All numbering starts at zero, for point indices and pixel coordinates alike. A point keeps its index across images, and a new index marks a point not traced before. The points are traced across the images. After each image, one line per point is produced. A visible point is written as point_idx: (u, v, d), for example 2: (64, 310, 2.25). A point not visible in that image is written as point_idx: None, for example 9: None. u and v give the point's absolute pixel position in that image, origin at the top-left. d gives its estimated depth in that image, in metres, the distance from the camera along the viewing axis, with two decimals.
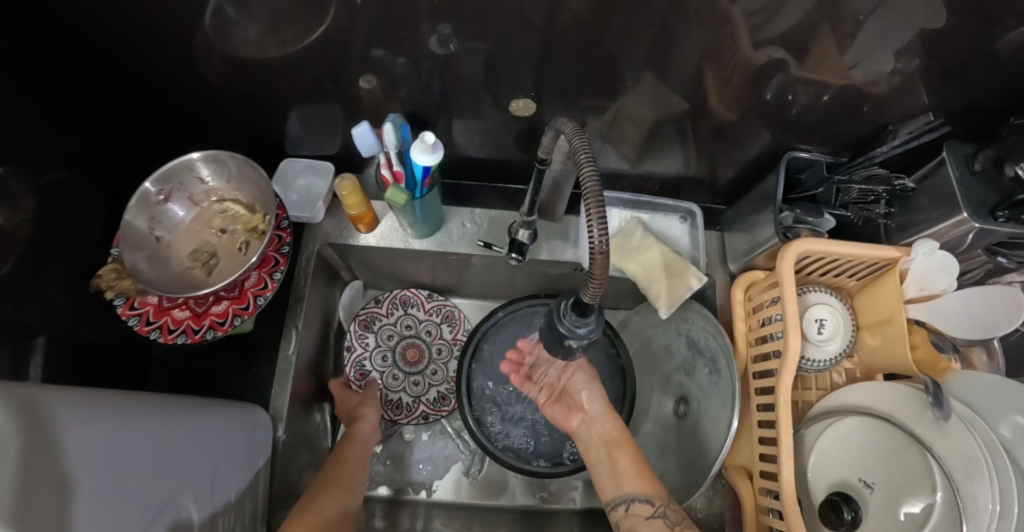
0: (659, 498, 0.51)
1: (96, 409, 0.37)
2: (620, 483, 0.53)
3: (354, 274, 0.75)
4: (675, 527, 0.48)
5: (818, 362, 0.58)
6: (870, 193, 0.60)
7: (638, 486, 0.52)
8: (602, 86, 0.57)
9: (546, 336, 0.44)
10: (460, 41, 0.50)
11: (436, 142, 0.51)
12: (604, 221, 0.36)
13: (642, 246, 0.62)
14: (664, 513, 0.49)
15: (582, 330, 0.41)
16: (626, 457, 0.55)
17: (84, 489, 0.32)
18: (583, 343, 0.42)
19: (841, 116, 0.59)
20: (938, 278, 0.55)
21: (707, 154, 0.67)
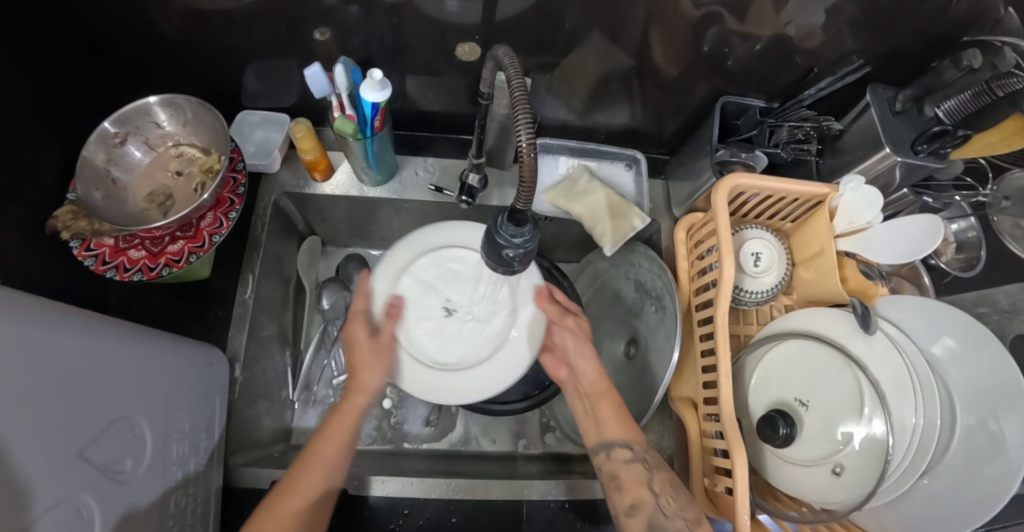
0: (640, 444, 0.53)
1: (49, 319, 0.39)
2: (601, 429, 0.54)
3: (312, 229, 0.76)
4: (651, 472, 0.51)
5: (756, 295, 0.60)
6: (800, 131, 0.63)
7: (620, 434, 0.53)
8: (550, 37, 0.59)
9: (488, 253, 0.47)
10: None
11: (384, 80, 0.54)
12: (534, 131, 0.37)
13: (587, 189, 0.63)
14: (643, 458, 0.52)
15: (517, 241, 0.44)
16: (607, 405, 0.56)
17: (23, 386, 0.34)
18: (520, 254, 0.45)
19: (773, 65, 0.62)
20: (864, 212, 0.58)
21: (653, 106, 0.70)
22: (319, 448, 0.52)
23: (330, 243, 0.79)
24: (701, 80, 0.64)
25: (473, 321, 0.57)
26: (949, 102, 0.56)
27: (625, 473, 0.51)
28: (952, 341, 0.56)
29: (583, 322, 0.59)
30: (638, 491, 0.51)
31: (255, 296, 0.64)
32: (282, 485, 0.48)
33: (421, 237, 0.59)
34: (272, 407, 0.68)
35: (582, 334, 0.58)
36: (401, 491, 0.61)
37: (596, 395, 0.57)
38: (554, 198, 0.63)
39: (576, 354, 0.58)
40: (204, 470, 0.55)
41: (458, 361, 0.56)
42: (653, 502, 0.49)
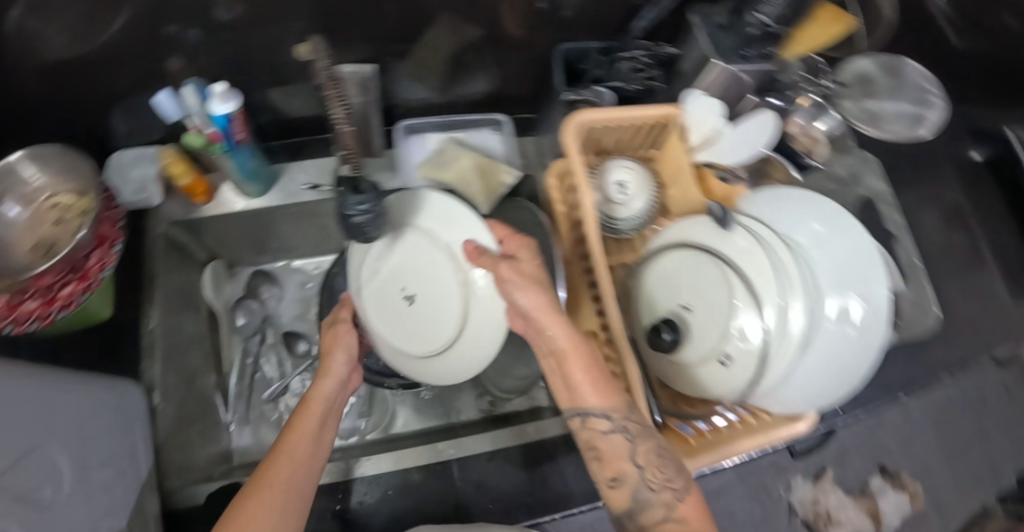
0: (620, 411, 0.47)
1: None
2: (576, 397, 0.48)
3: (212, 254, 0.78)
4: (634, 446, 0.47)
5: (629, 221, 0.63)
6: (637, 62, 0.65)
7: (598, 401, 0.47)
8: (386, 24, 0.62)
9: (343, 226, 0.52)
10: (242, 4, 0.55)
11: (229, 90, 0.57)
12: (342, 100, 0.43)
13: (454, 157, 0.66)
14: (623, 428, 0.47)
15: (363, 206, 0.49)
16: (577, 363, 0.47)
17: None
18: (369, 218, 0.50)
19: (605, 9, 0.66)
20: (709, 120, 0.62)
21: (507, 71, 0.74)
22: (307, 406, 0.52)
23: (236, 265, 0.81)
24: (543, 37, 0.68)
25: (440, 311, 0.59)
26: (765, 6, 0.59)
27: (605, 444, 0.48)
28: (817, 225, 0.58)
29: (533, 265, 0.50)
30: (619, 464, 0.48)
31: (161, 325, 0.66)
32: (252, 485, 0.44)
33: (355, 260, 0.61)
34: (203, 430, 0.70)
35: (532, 279, 0.48)
36: (348, 473, 0.61)
37: (559, 353, 0.47)
38: (427, 171, 0.65)
39: (524, 302, 0.47)
40: (136, 497, 0.56)
41: (440, 339, 0.58)
42: (635, 469, 0.47)
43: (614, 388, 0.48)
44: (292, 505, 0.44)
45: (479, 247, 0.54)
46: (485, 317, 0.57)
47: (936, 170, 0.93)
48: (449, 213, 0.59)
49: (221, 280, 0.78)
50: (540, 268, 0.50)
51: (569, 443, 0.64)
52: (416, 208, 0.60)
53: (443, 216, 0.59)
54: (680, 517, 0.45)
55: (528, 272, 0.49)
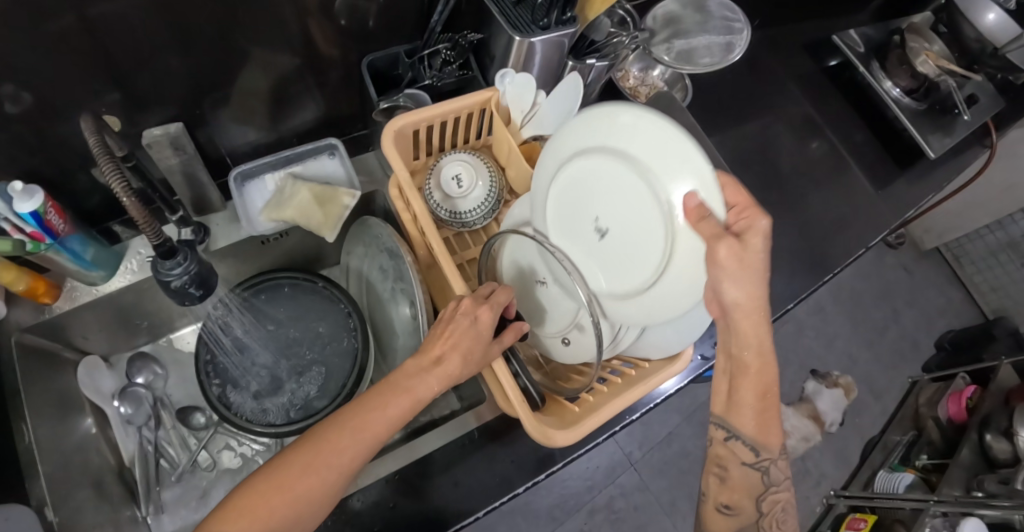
0: (766, 452, 0.51)
1: None
2: (736, 416, 0.50)
3: (79, 349, 0.74)
4: (767, 488, 0.53)
5: (474, 211, 0.63)
6: (443, 57, 0.66)
7: (752, 431, 0.50)
8: (187, 80, 0.59)
9: (168, 294, 0.52)
10: (32, 94, 0.51)
11: (30, 186, 0.55)
12: (122, 178, 0.42)
13: (293, 193, 0.65)
14: (765, 468, 0.52)
15: (177, 270, 0.50)
16: (748, 390, 0.49)
17: None
18: (187, 279, 0.51)
19: (411, 12, 0.66)
20: (525, 95, 0.63)
21: (330, 92, 0.73)
22: (395, 390, 0.46)
23: (111, 354, 0.80)
24: (356, 51, 0.68)
25: (634, 247, 0.46)
26: None
27: (739, 472, 0.52)
28: None
29: (753, 256, 0.43)
30: (737, 494, 0.53)
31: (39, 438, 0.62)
32: (320, 438, 0.44)
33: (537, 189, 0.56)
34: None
35: (749, 272, 0.43)
36: None
37: (738, 372, 0.48)
38: (268, 213, 0.64)
39: (739, 290, 0.43)
40: None
41: (625, 275, 0.47)
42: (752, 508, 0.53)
43: (772, 425, 0.51)
44: (323, 479, 0.42)
45: (706, 207, 0.40)
46: (676, 285, 0.44)
47: (770, 92, 1.00)
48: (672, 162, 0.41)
49: (98, 371, 0.76)
50: (760, 258, 0.43)
51: (476, 440, 0.65)
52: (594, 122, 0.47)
53: (659, 153, 0.42)
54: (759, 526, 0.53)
55: (459, 347, 0.48)
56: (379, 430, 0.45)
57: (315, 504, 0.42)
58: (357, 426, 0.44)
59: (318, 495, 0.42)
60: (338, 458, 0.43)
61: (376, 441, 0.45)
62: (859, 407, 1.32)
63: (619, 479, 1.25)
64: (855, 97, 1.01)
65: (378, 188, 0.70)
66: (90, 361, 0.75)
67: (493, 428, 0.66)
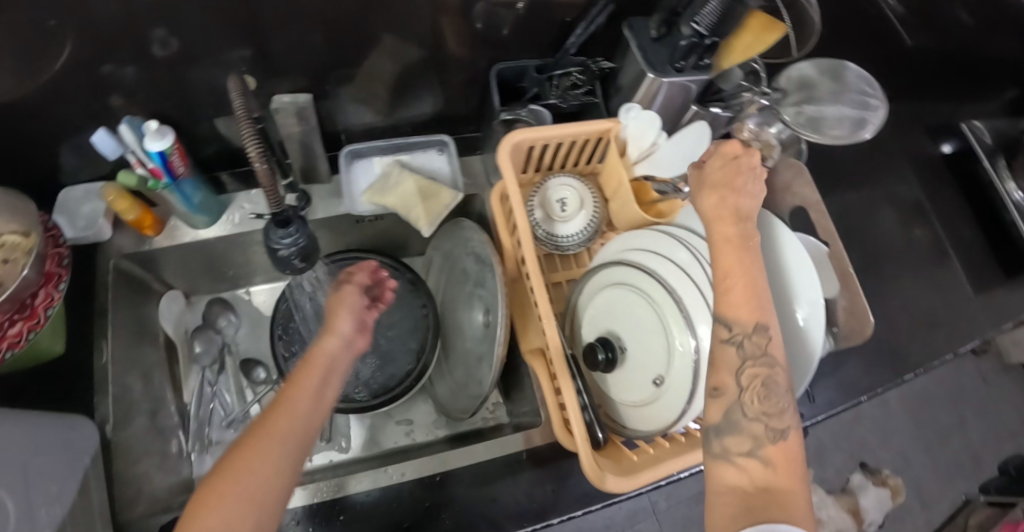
0: (742, 330, 0.45)
1: None
2: (719, 300, 0.46)
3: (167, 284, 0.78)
4: (745, 362, 0.44)
5: (571, 238, 0.64)
6: (570, 79, 0.66)
7: (741, 310, 0.45)
8: (317, 52, 0.61)
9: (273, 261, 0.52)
10: (177, 40, 0.54)
11: (164, 128, 0.58)
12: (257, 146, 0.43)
13: (399, 181, 0.66)
14: (743, 343, 0.44)
15: (288, 239, 0.49)
16: (735, 269, 0.46)
17: None
18: (295, 251, 0.50)
19: (544, 26, 0.65)
20: (647, 133, 0.61)
21: (448, 89, 0.73)
22: (299, 395, 0.41)
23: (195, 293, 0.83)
24: (481, 55, 0.68)
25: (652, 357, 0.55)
26: (698, 15, 0.57)
27: (723, 353, 0.45)
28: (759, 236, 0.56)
29: (747, 197, 0.49)
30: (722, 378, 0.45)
31: (114, 359, 0.65)
32: (258, 436, 0.37)
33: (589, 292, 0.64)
34: (163, 464, 0.69)
35: (740, 207, 0.49)
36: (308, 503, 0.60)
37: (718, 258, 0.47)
38: (370, 196, 0.66)
39: (709, 209, 0.50)
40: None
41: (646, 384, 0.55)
42: (736, 389, 0.44)
43: (764, 310, 0.46)
44: (271, 474, 0.36)
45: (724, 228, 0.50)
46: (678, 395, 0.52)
47: (883, 170, 0.95)
48: (797, 272, 0.53)
49: (179, 309, 0.79)
50: (752, 210, 0.50)
51: (521, 462, 0.65)
52: None
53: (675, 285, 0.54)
54: (768, 456, 0.41)
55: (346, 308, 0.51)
56: (318, 415, 0.41)
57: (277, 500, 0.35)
58: (294, 412, 0.39)
59: (271, 488, 0.35)
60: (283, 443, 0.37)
61: (310, 424, 0.41)
62: (902, 511, 1.24)
63: (638, 525, 1.23)
64: (969, 191, 0.95)
65: (478, 193, 0.70)
66: (174, 297, 0.78)
67: (539, 455, 0.66)
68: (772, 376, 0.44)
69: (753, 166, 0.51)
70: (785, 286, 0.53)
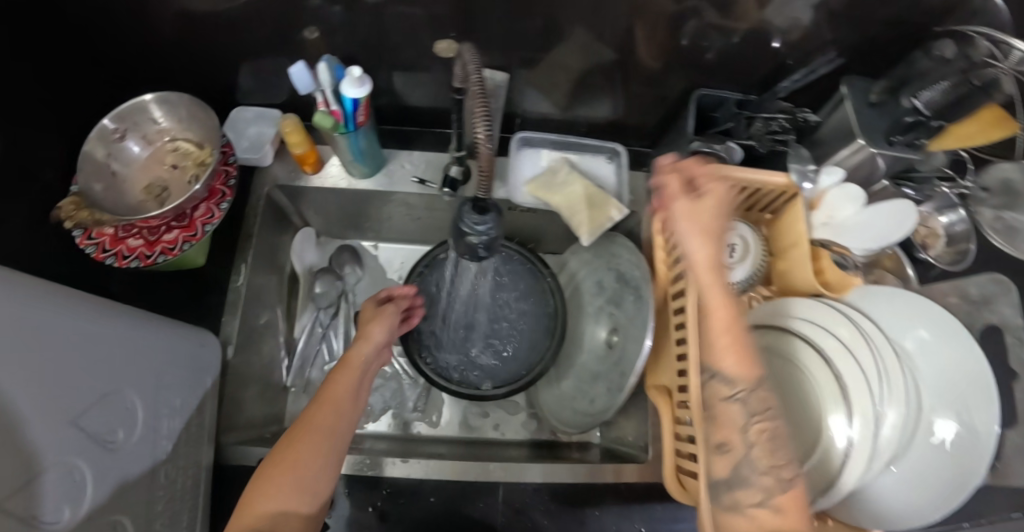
0: (746, 383, 0.44)
1: (56, 300, 0.42)
2: (712, 354, 0.45)
3: (304, 220, 0.78)
4: (750, 420, 0.43)
5: (731, 285, 0.62)
6: (774, 124, 0.62)
7: (733, 364, 0.44)
8: (523, 31, 0.59)
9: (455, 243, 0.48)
10: None
11: (364, 77, 0.56)
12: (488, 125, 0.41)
13: (567, 181, 0.65)
14: (745, 400, 0.43)
15: (482, 227, 0.45)
16: (722, 324, 0.45)
17: (32, 344, 0.38)
18: (484, 241, 0.46)
19: (750, 59, 0.62)
20: (844, 206, 0.60)
21: (633, 99, 0.70)
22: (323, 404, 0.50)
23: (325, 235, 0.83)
24: (678, 73, 0.65)
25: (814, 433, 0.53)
26: (926, 92, 0.55)
27: (723, 408, 0.44)
28: (925, 332, 0.55)
29: (708, 216, 0.47)
30: (728, 430, 0.44)
31: (248, 284, 0.66)
32: (298, 429, 0.47)
33: None
34: (263, 391, 0.71)
35: (705, 231, 0.47)
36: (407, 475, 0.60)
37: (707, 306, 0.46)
38: (534, 190, 0.65)
39: (690, 240, 0.47)
40: (195, 445, 0.57)
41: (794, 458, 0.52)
42: (744, 445, 0.43)
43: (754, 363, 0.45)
44: (324, 461, 0.46)
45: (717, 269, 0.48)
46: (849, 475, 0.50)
47: None
48: (967, 383, 0.52)
49: (309, 247, 0.79)
50: (716, 222, 0.48)
51: (620, 493, 0.63)
52: (892, 323, 0.57)
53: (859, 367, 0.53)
54: (779, 504, 0.40)
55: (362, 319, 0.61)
56: (342, 419, 0.50)
57: (318, 485, 0.45)
58: (330, 403, 0.50)
59: (322, 466, 0.46)
60: (332, 424, 0.49)
61: (347, 419, 0.50)
62: None
63: None
64: None
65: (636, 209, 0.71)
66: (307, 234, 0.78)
67: (637, 491, 0.63)
68: (778, 426, 0.43)
69: (706, 192, 0.48)
70: (953, 392, 0.52)
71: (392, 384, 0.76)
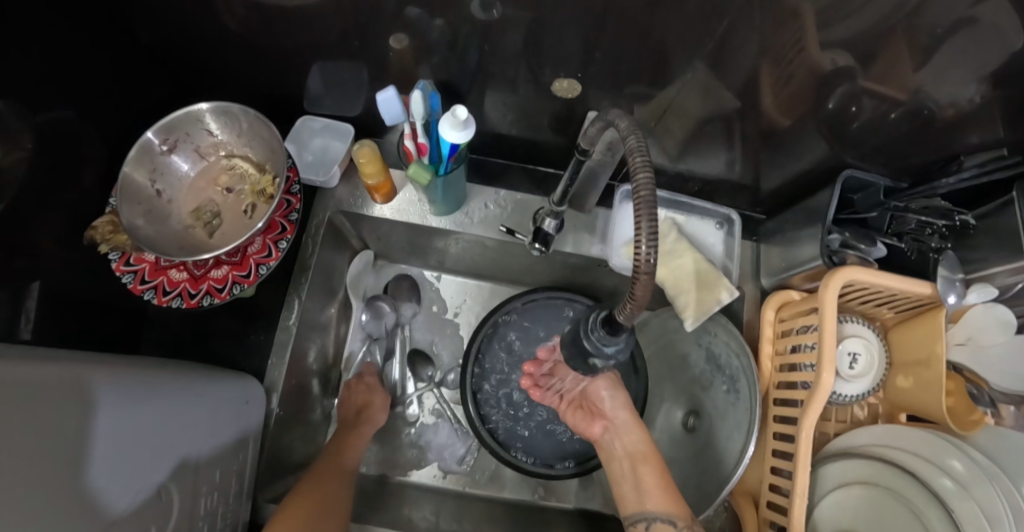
0: (684, 520, 0.46)
1: (89, 385, 0.34)
2: (642, 499, 0.49)
3: (364, 242, 0.71)
4: None
5: (844, 397, 0.55)
6: (928, 227, 0.54)
7: (659, 504, 0.48)
8: (645, 76, 0.49)
9: (568, 348, 0.40)
10: (504, 6, 0.42)
11: (468, 118, 0.46)
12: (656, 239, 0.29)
13: (675, 250, 0.58)
14: None
15: (610, 349, 0.37)
16: (650, 472, 0.50)
17: (59, 457, 0.30)
18: (609, 364, 0.38)
19: (903, 139, 0.52)
20: (989, 332, 0.53)
21: (754, 160, 0.60)
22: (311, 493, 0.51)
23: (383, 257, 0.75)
24: (817, 143, 0.55)
25: None
26: None
27: None
28: None
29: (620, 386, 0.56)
30: None
31: (298, 324, 0.59)
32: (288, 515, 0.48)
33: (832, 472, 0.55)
34: (304, 431, 0.65)
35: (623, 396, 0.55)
36: None
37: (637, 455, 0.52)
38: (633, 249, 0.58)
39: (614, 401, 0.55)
40: (233, 509, 0.51)
41: None
42: None
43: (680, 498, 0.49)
44: None
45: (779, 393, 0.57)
46: None
47: None
48: None
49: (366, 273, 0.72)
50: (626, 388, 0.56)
51: None
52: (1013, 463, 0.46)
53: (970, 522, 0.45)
54: None
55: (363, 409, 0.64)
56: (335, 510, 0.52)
57: None
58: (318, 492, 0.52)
59: None
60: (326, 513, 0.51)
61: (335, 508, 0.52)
62: None
63: None
64: None
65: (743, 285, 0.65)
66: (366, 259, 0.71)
67: None
68: None
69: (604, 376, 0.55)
70: None
71: (443, 430, 0.70)
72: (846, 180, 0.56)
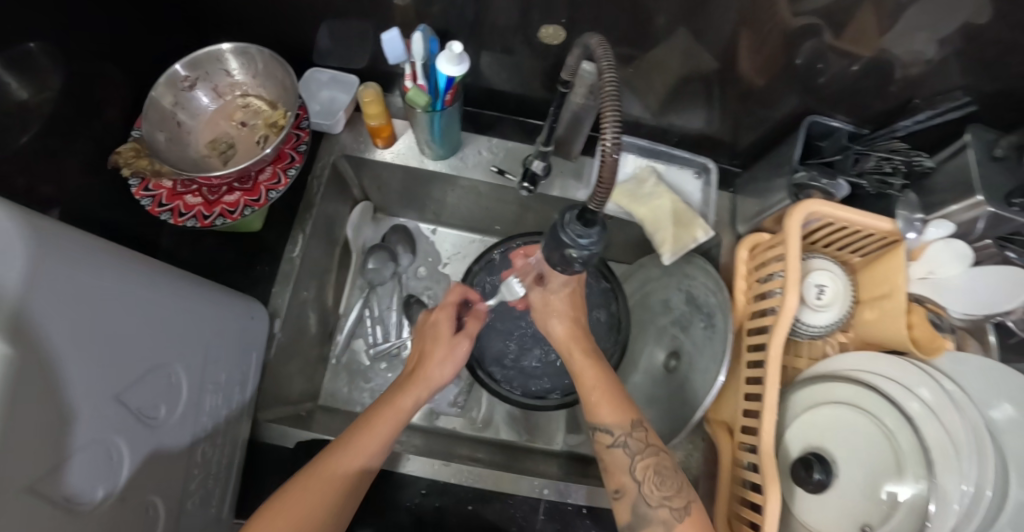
0: (623, 426, 0.48)
1: (117, 262, 0.37)
2: (591, 410, 0.50)
3: (365, 194, 0.76)
4: (634, 458, 0.47)
5: (813, 328, 0.59)
6: (887, 164, 0.58)
7: (609, 416, 0.49)
8: (628, 28, 0.54)
9: (549, 248, 0.44)
10: None
11: (463, 54, 0.50)
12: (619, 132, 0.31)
13: (653, 193, 0.63)
14: (624, 443, 0.48)
15: (585, 240, 0.40)
16: (596, 387, 0.50)
17: (91, 312, 0.33)
18: (584, 255, 0.41)
19: (867, 91, 0.56)
20: (948, 264, 0.57)
21: (731, 115, 0.65)
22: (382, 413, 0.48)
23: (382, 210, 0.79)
24: (788, 95, 0.59)
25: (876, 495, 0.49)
26: None
27: (610, 456, 0.48)
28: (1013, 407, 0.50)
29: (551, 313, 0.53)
30: (621, 476, 0.47)
31: (302, 256, 0.64)
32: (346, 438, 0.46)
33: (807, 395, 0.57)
34: (304, 367, 0.68)
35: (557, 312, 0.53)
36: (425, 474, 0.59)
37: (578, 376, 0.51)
38: (619, 196, 0.64)
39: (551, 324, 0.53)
40: (235, 422, 0.54)
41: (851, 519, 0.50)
42: (633, 485, 0.47)
43: (628, 405, 0.50)
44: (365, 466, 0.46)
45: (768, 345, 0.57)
46: None
47: None
48: None
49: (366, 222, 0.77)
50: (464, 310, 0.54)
51: None
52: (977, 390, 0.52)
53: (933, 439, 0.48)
54: None
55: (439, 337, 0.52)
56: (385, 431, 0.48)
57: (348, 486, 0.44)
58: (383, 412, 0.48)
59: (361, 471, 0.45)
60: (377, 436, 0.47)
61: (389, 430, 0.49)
62: None
63: None
64: None
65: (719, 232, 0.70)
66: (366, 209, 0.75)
67: None
68: (662, 462, 0.47)
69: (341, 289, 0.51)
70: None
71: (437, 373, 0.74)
72: (811, 127, 0.61)
